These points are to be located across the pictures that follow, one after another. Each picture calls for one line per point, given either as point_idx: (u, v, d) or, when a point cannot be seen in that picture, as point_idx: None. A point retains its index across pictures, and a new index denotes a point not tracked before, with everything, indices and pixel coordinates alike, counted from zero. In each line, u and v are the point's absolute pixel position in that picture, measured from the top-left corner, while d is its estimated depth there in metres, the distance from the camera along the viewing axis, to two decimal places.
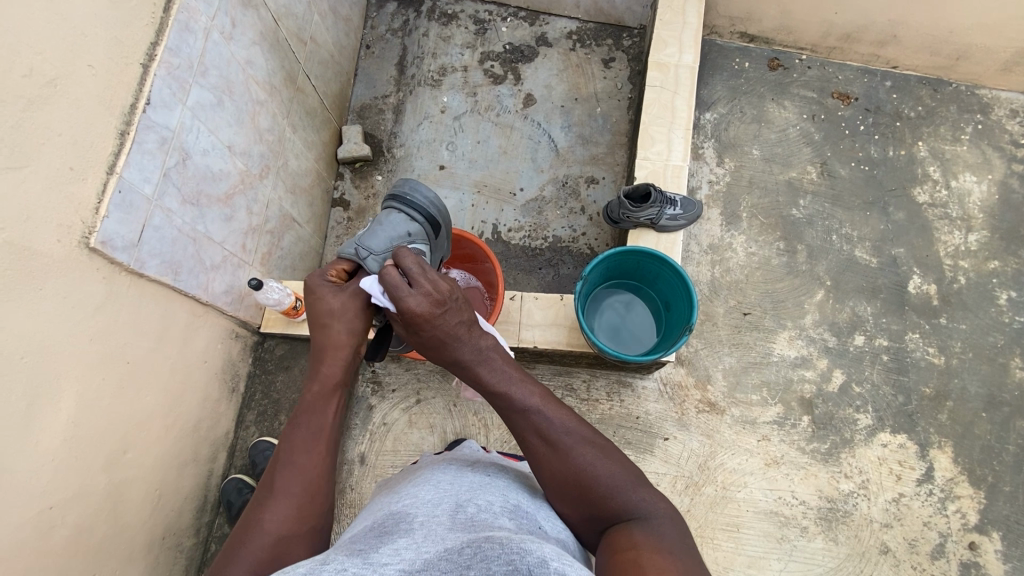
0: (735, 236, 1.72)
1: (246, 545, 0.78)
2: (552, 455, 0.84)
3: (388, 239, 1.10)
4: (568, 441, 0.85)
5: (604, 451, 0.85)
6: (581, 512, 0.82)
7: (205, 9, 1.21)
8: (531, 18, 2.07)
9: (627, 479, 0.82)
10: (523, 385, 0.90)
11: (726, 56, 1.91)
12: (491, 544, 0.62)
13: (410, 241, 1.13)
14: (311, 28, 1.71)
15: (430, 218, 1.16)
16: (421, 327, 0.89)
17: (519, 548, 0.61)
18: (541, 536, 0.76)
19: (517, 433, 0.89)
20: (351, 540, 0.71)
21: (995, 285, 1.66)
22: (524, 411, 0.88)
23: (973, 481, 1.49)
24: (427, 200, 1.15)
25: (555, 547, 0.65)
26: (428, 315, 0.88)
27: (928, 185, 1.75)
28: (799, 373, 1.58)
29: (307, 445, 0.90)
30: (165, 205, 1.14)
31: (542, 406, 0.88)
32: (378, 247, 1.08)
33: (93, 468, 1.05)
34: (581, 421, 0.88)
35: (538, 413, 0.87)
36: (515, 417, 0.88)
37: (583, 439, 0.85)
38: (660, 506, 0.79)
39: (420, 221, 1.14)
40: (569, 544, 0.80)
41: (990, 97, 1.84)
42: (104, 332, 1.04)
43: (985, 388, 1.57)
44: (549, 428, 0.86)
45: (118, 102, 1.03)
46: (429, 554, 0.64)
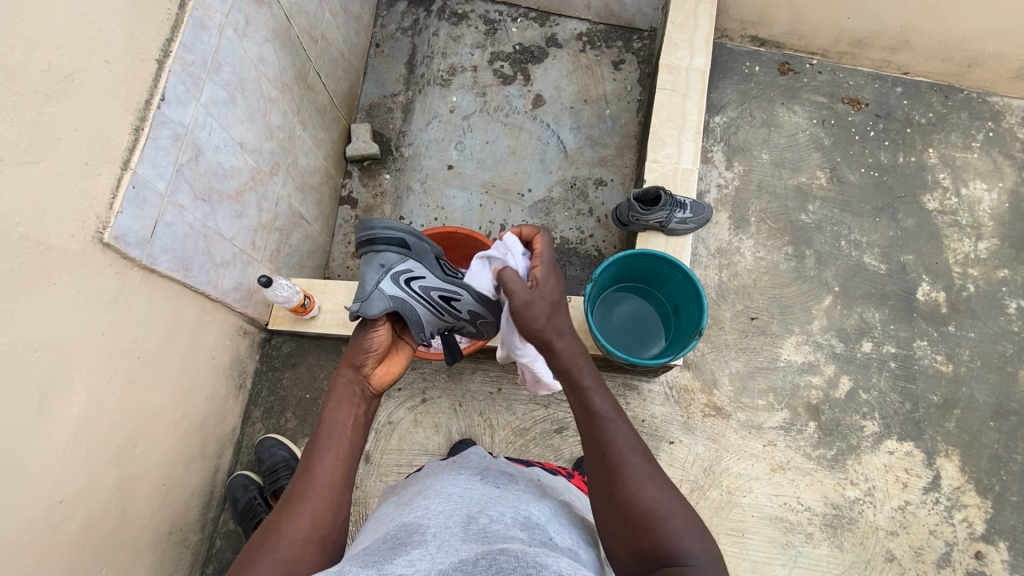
0: (743, 240, 1.71)
1: (262, 556, 0.76)
2: (623, 476, 0.78)
3: (370, 282, 1.01)
4: (645, 472, 0.78)
5: (679, 497, 0.77)
6: (633, 545, 0.74)
7: (220, 6, 1.21)
8: (541, 19, 2.07)
9: (694, 532, 0.74)
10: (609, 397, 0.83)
11: (737, 60, 1.91)
12: (505, 556, 0.63)
13: (389, 271, 1.04)
14: (322, 26, 1.71)
15: (398, 240, 1.06)
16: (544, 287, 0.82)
17: (533, 561, 0.61)
18: (553, 548, 0.75)
19: (589, 439, 0.82)
20: (364, 551, 0.71)
21: (1005, 294, 1.65)
22: (604, 420, 0.81)
23: (980, 490, 1.48)
24: (378, 224, 1.04)
25: (568, 561, 0.65)
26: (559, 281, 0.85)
27: (938, 193, 1.75)
28: (806, 379, 1.58)
29: (322, 452, 0.88)
30: (177, 201, 1.14)
31: (625, 423, 0.82)
32: (366, 298, 1.00)
33: (103, 462, 1.05)
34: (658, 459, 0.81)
35: (620, 428, 0.81)
36: (593, 424, 0.81)
37: (660, 476, 0.79)
38: (720, 569, 0.72)
39: (389, 249, 1.05)
40: (581, 556, 0.79)
41: (1002, 105, 1.83)
42: (115, 328, 1.04)
43: (993, 397, 1.56)
44: (628, 450, 0.80)
45: (133, 98, 1.03)
46: (443, 566, 0.64)
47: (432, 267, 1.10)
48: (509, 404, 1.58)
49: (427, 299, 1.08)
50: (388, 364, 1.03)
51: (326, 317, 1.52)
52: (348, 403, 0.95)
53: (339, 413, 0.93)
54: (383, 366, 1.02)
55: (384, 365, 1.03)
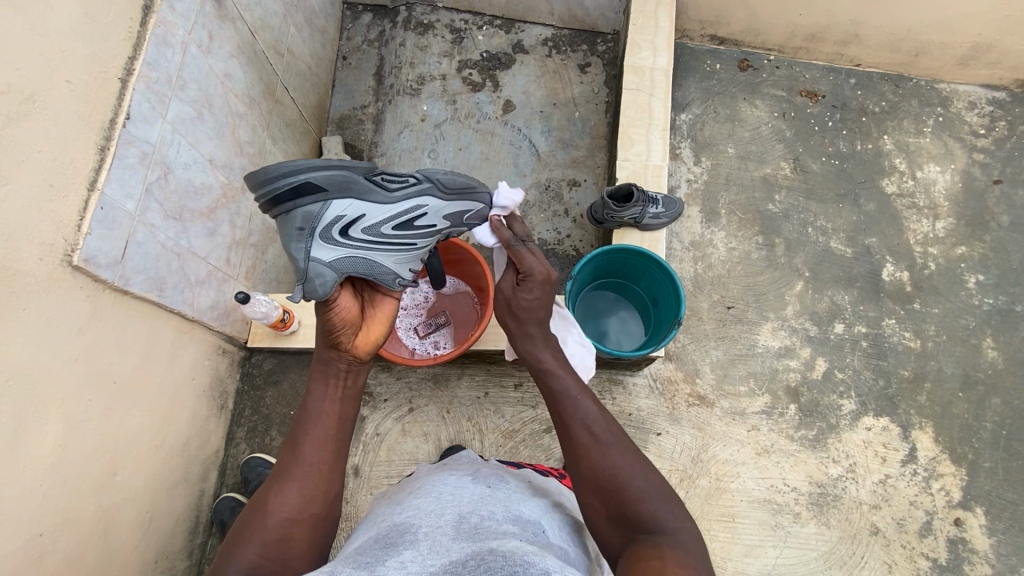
0: (715, 232, 1.76)
1: (256, 532, 0.86)
2: (589, 451, 0.86)
3: (307, 253, 0.95)
4: (609, 441, 0.87)
5: (639, 459, 0.85)
6: (607, 512, 0.81)
7: (183, 23, 1.20)
8: (507, 26, 2.09)
9: (657, 494, 0.81)
10: (570, 374, 0.96)
11: (698, 58, 1.97)
12: (494, 557, 0.63)
13: (334, 224, 0.95)
14: (288, 40, 1.70)
15: (310, 185, 0.91)
16: (533, 285, 0.98)
17: (521, 563, 0.62)
18: (544, 545, 0.76)
19: (557, 418, 0.93)
20: (357, 553, 0.71)
21: (964, 270, 1.73)
22: (568, 397, 0.93)
23: (954, 459, 1.54)
24: (283, 173, 0.89)
25: (555, 560, 0.66)
26: (546, 280, 0.98)
27: (896, 177, 1.82)
28: (784, 363, 1.62)
29: (307, 429, 0.94)
30: (148, 221, 1.12)
31: (588, 399, 0.93)
32: (309, 275, 0.96)
33: (83, 492, 1.02)
34: (622, 426, 0.90)
35: (582, 402, 0.92)
36: (561, 401, 0.93)
37: (621, 443, 0.87)
38: (685, 525, 0.77)
39: (304, 200, 0.92)
40: (571, 555, 0.80)
41: (949, 91, 1.92)
42: (90, 351, 1.02)
43: (960, 368, 1.63)
44: (592, 420, 0.90)
45: (97, 117, 1.01)
46: (434, 569, 0.64)
47: (365, 193, 0.96)
48: (497, 407, 1.58)
49: (377, 239, 1.01)
50: (368, 331, 1.01)
51: (306, 331, 1.50)
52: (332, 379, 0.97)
53: (326, 390, 0.97)
54: (360, 334, 1.00)
55: (362, 332, 1.01)
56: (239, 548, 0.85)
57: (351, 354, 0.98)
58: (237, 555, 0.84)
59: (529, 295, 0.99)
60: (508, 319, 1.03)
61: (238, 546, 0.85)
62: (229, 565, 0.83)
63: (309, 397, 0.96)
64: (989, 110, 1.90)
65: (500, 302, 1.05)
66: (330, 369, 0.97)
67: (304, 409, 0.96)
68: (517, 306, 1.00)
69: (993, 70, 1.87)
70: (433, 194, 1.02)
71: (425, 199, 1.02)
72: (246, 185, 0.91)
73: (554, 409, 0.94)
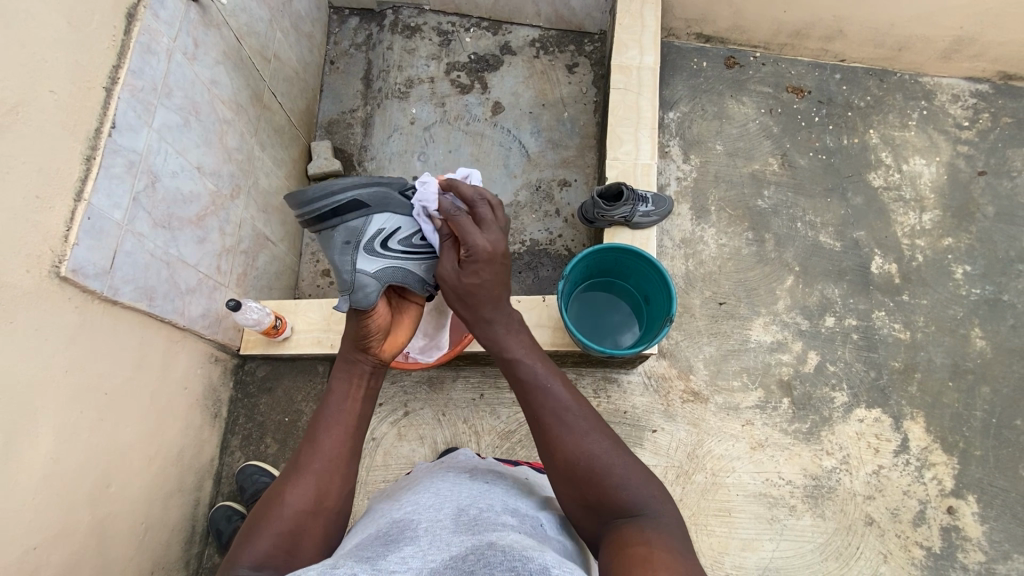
0: (705, 229, 1.77)
1: (267, 525, 0.85)
2: (562, 438, 0.86)
3: (353, 266, 1.01)
4: (583, 428, 0.87)
5: (617, 441, 0.86)
6: (584, 500, 0.82)
7: (167, 30, 1.20)
8: (494, 28, 2.10)
9: (637, 477, 0.82)
10: (537, 361, 0.94)
11: (684, 57, 1.98)
12: (493, 551, 0.63)
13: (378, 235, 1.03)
14: (274, 46, 1.70)
15: (353, 203, 0.99)
16: (480, 265, 0.94)
17: (520, 555, 0.62)
18: (542, 538, 0.76)
19: (528, 406, 0.91)
20: (357, 549, 0.71)
21: (951, 261, 1.75)
22: (539, 384, 0.91)
23: (946, 448, 1.56)
24: (329, 191, 0.96)
25: (554, 555, 0.66)
26: (493, 257, 0.94)
27: (882, 170, 1.84)
28: (777, 357, 1.63)
29: (325, 424, 0.96)
30: (136, 229, 1.11)
31: (559, 385, 0.92)
32: (357, 285, 1.00)
33: (76, 505, 1.01)
34: (596, 412, 0.90)
35: (552, 388, 0.91)
36: (530, 390, 0.91)
37: (598, 427, 0.88)
38: (667, 508, 0.79)
39: (348, 217, 1.00)
40: (569, 549, 0.81)
41: (932, 85, 1.94)
42: (79, 363, 1.01)
43: (950, 358, 1.65)
44: (564, 409, 0.89)
45: (82, 127, 1.01)
46: (435, 563, 0.64)
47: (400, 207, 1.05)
48: (493, 409, 1.58)
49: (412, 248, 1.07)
50: (395, 336, 1.08)
51: (299, 337, 1.50)
52: (356, 378, 1.01)
53: (348, 389, 1.00)
54: (388, 340, 1.06)
55: (389, 338, 1.07)
56: (251, 539, 0.84)
57: (377, 357, 1.04)
58: (248, 545, 0.83)
59: (476, 277, 0.95)
60: (458, 307, 0.99)
61: (251, 537, 0.84)
62: (240, 555, 0.81)
63: (331, 396, 0.99)
64: (973, 102, 1.92)
65: (447, 291, 0.99)
66: (356, 370, 1.01)
67: (324, 408, 0.98)
68: (466, 289, 0.96)
69: (975, 63, 1.90)
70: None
71: None
72: (291, 207, 0.98)
73: (523, 399, 0.92)
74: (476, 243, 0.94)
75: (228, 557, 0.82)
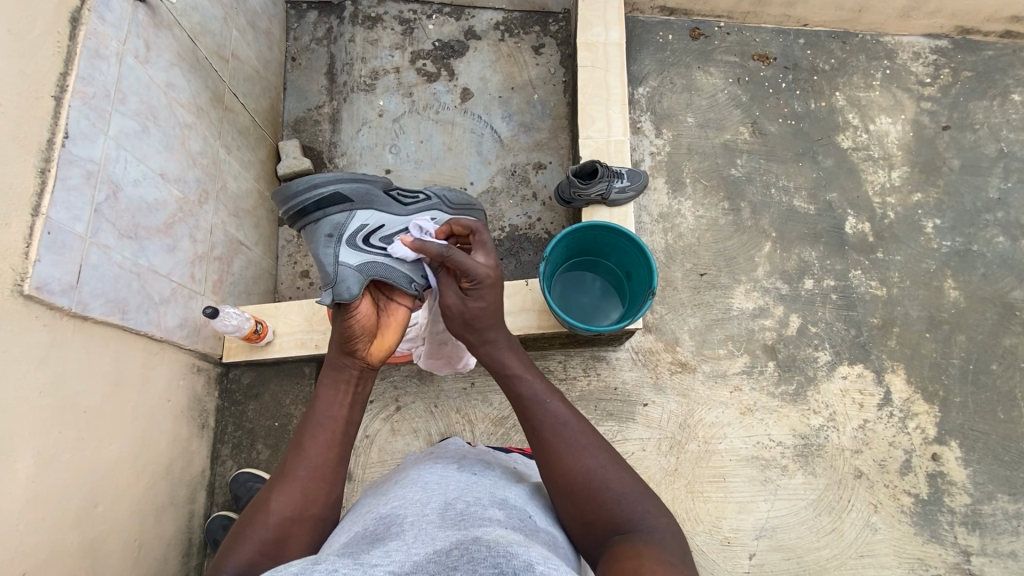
0: (682, 202, 1.78)
1: (253, 529, 0.86)
2: (560, 457, 0.89)
3: (335, 257, 1.02)
4: (582, 442, 0.90)
5: (616, 460, 0.89)
6: (582, 517, 0.84)
7: (115, 33, 1.15)
8: (456, 13, 2.06)
9: (633, 493, 0.85)
10: (537, 378, 0.98)
11: (650, 31, 1.97)
12: (478, 546, 0.63)
13: (361, 228, 1.06)
14: (231, 44, 1.64)
15: (336, 196, 1.04)
16: (484, 291, 0.99)
17: (505, 551, 0.62)
18: (529, 530, 0.77)
19: (528, 422, 0.95)
20: (342, 546, 0.72)
21: (921, 216, 1.79)
22: (539, 401, 0.95)
23: (927, 398, 1.60)
24: (308, 185, 1.01)
25: (539, 549, 0.66)
26: (495, 282, 0.99)
27: (850, 131, 1.87)
28: (760, 323, 1.66)
29: (313, 431, 0.95)
30: (101, 241, 1.08)
31: (560, 401, 0.96)
32: (338, 277, 1.01)
33: (64, 528, 0.99)
34: (592, 429, 0.93)
35: (551, 403, 0.95)
36: (529, 405, 0.95)
37: (596, 444, 0.90)
38: (659, 520, 0.82)
39: (330, 211, 1.04)
40: (557, 540, 0.82)
41: (893, 44, 1.97)
42: (54, 383, 0.98)
43: (926, 310, 1.69)
44: (563, 424, 0.92)
45: (33, 138, 0.97)
46: (418, 557, 0.64)
47: (389, 208, 1.10)
48: (485, 396, 1.58)
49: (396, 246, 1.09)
50: (382, 337, 1.04)
51: (283, 340, 1.48)
52: (344, 385, 0.99)
53: (336, 394, 0.98)
54: (376, 342, 1.03)
55: (375, 341, 1.04)
56: (235, 543, 0.85)
57: (364, 360, 1.01)
58: (232, 553, 0.84)
59: (480, 302, 0.99)
60: (466, 332, 1.02)
61: (235, 544, 0.85)
62: (224, 561, 0.82)
63: (318, 400, 0.98)
64: (934, 58, 1.95)
65: (452, 318, 1.02)
66: (342, 377, 0.99)
67: (310, 413, 0.97)
68: (472, 315, 1.00)
69: (933, 19, 1.92)
70: (442, 209, 1.16)
71: (434, 212, 1.16)
72: (277, 207, 1.04)
73: (523, 414, 0.95)
74: (478, 271, 0.98)
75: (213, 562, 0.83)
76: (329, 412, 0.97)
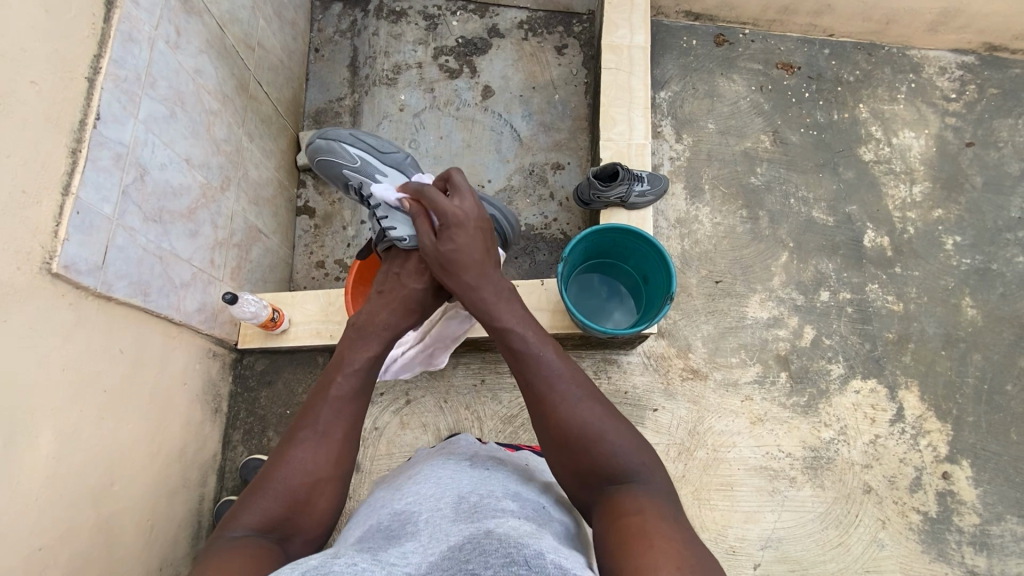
0: (700, 208, 1.77)
1: (272, 484, 0.89)
2: (552, 405, 0.93)
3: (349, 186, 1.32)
4: (577, 395, 0.94)
5: (611, 412, 0.93)
6: (576, 467, 0.89)
7: (148, 18, 1.16)
8: (481, 10, 2.06)
9: (630, 444, 0.89)
10: (530, 329, 1.03)
11: (674, 35, 1.97)
12: (489, 539, 0.64)
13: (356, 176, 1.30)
14: (258, 34, 1.65)
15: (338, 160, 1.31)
16: (452, 231, 1.09)
17: (517, 542, 0.63)
18: (543, 520, 0.78)
19: (523, 373, 0.99)
20: (357, 543, 0.73)
21: (941, 232, 1.77)
22: (531, 353, 0.99)
23: (939, 416, 1.59)
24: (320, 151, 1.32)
25: (550, 541, 0.67)
26: (461, 220, 1.09)
27: (872, 144, 1.85)
28: (773, 333, 1.65)
29: (345, 395, 0.99)
30: (127, 223, 1.09)
31: (550, 351, 1.00)
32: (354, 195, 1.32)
33: (80, 505, 1.00)
34: (587, 380, 0.97)
35: (545, 356, 0.99)
36: (524, 358, 0.99)
37: (588, 395, 0.94)
38: (657, 474, 0.87)
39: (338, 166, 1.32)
40: (570, 531, 0.83)
41: (919, 58, 1.95)
42: (78, 361, 1.00)
43: (942, 327, 1.67)
44: (558, 376, 0.96)
45: (66, 119, 0.98)
46: (433, 554, 0.66)
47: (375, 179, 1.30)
48: (494, 394, 1.58)
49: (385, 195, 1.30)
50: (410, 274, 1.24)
51: (298, 329, 1.49)
52: (374, 341, 1.08)
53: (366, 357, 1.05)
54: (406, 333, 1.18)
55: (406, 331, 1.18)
56: (253, 500, 0.87)
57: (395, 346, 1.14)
58: (250, 505, 0.87)
59: (451, 244, 1.08)
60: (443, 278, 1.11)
61: (254, 496, 0.88)
62: (242, 515, 0.85)
63: (351, 363, 1.03)
64: (960, 74, 1.93)
65: (431, 262, 1.11)
66: (374, 334, 1.09)
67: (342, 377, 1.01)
68: (443, 257, 1.09)
69: (961, 34, 1.90)
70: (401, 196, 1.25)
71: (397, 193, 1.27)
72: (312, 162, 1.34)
73: (518, 366, 1.00)
74: (447, 208, 1.10)
75: (232, 510, 0.86)
76: (364, 379, 1.03)
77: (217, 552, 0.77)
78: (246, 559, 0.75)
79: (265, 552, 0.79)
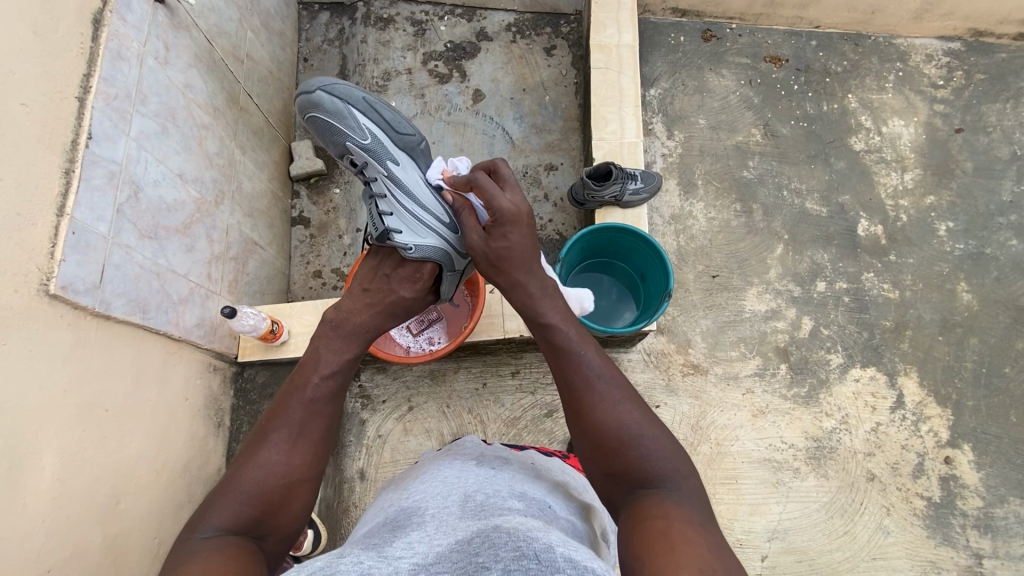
0: (694, 204, 1.78)
1: (241, 483, 0.89)
2: (590, 405, 0.93)
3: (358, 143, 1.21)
4: (615, 396, 0.94)
5: (651, 418, 0.92)
6: (608, 466, 0.89)
7: (136, 35, 1.16)
8: (468, 14, 2.06)
9: (661, 450, 0.89)
10: (572, 329, 1.03)
11: (662, 33, 1.97)
12: (499, 533, 0.64)
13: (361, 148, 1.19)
14: (246, 46, 1.65)
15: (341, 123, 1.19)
16: (507, 227, 1.08)
17: (526, 536, 0.63)
18: (550, 519, 0.78)
19: (561, 371, 0.99)
20: (364, 538, 0.73)
21: (934, 219, 1.78)
22: (572, 352, 0.99)
23: (939, 401, 1.60)
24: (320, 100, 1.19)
25: (558, 534, 0.68)
26: (519, 218, 1.09)
27: (863, 134, 1.86)
28: (772, 325, 1.66)
29: (317, 398, 1.00)
30: (123, 241, 1.09)
31: (590, 352, 0.99)
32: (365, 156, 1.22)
33: (86, 525, 1.00)
34: (626, 384, 0.97)
35: (585, 356, 0.99)
36: (564, 355, 0.99)
37: (627, 399, 0.94)
38: (687, 482, 0.86)
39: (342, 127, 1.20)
40: (577, 528, 0.84)
41: (906, 46, 1.96)
42: (79, 381, 1.00)
43: (939, 313, 1.68)
44: (597, 376, 0.96)
45: (58, 139, 0.97)
46: (440, 546, 0.66)
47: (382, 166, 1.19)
48: (496, 397, 1.59)
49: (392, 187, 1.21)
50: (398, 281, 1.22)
51: (298, 340, 1.49)
52: (354, 343, 1.09)
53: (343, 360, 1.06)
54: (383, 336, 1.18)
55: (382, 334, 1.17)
56: (220, 501, 0.87)
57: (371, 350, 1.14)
58: (218, 505, 0.86)
59: (505, 240, 1.09)
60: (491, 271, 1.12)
61: (220, 497, 0.88)
62: (210, 515, 0.85)
63: (326, 366, 1.04)
64: (947, 61, 1.94)
65: (479, 257, 1.13)
66: (355, 336, 1.10)
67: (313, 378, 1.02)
68: (496, 252, 1.09)
69: (947, 21, 1.92)
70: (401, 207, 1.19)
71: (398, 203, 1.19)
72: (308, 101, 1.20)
73: (558, 363, 1.00)
74: (501, 203, 1.08)
75: (198, 512, 0.86)
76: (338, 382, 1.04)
77: (187, 556, 0.76)
78: (222, 555, 0.75)
79: (239, 550, 0.79)
